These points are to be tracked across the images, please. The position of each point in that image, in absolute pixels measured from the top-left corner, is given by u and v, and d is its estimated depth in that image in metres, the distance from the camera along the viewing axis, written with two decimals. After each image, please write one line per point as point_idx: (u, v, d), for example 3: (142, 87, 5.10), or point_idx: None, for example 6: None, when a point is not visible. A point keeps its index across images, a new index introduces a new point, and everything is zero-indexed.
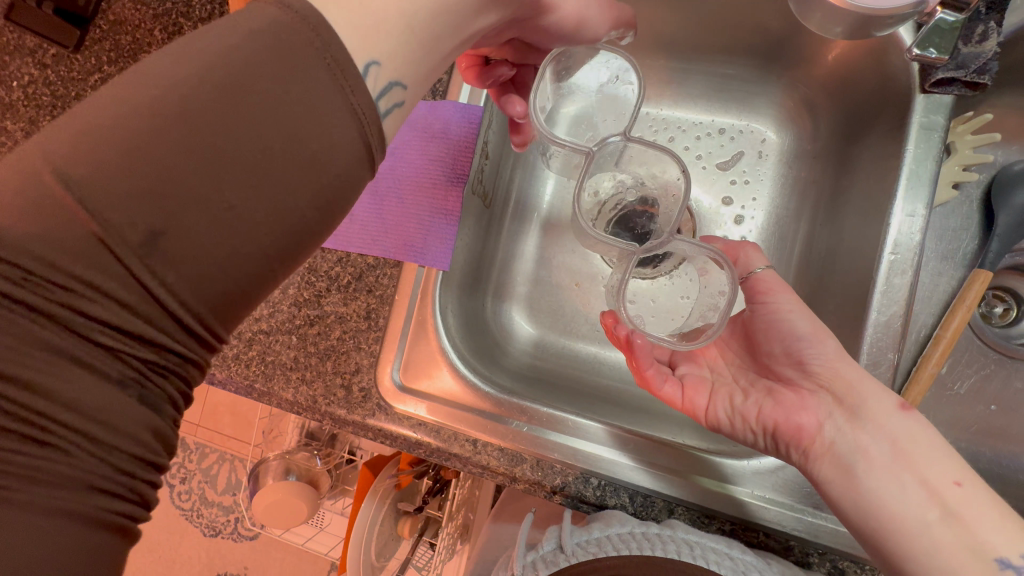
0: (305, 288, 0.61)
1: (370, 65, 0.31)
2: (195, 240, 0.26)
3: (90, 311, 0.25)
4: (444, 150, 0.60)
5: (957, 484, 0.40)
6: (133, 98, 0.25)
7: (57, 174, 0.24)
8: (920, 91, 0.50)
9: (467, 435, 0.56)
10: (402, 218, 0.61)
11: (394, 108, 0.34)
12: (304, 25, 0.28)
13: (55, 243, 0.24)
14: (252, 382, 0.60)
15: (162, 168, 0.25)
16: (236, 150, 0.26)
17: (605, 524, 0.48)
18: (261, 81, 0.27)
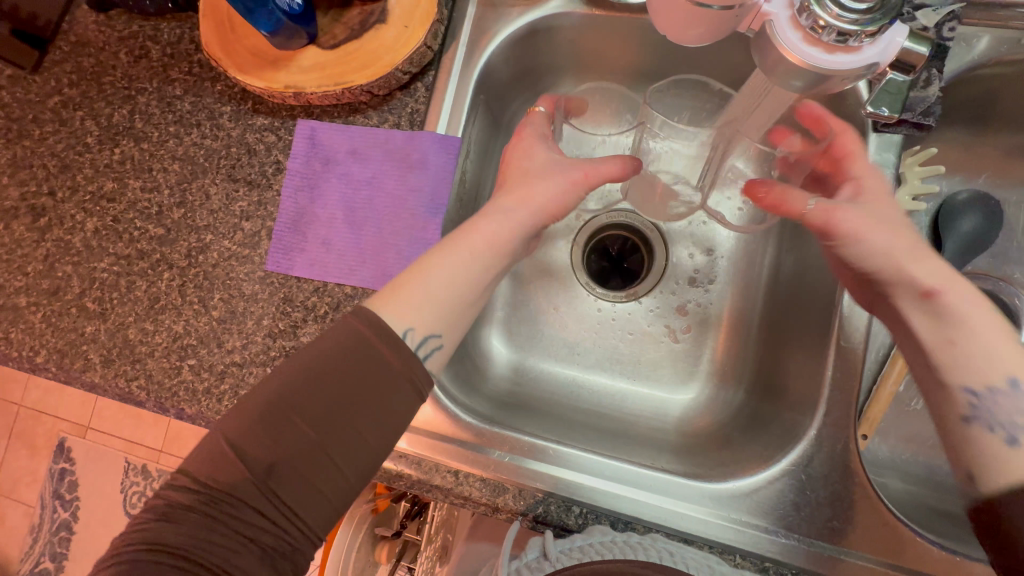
0: (280, 318, 0.61)
1: (407, 332, 0.44)
2: (313, 483, 0.40)
3: (270, 487, 0.39)
4: (423, 180, 0.60)
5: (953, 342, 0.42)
6: (298, 384, 0.41)
7: (272, 405, 0.40)
8: (873, 130, 0.54)
9: (449, 466, 0.56)
10: (381, 247, 0.60)
11: (433, 352, 0.46)
12: (370, 335, 0.43)
13: (297, 391, 0.40)
14: (223, 416, 0.61)
15: (332, 362, 0.41)
16: (326, 388, 0.41)
17: (587, 533, 0.50)
18: (346, 353, 0.42)
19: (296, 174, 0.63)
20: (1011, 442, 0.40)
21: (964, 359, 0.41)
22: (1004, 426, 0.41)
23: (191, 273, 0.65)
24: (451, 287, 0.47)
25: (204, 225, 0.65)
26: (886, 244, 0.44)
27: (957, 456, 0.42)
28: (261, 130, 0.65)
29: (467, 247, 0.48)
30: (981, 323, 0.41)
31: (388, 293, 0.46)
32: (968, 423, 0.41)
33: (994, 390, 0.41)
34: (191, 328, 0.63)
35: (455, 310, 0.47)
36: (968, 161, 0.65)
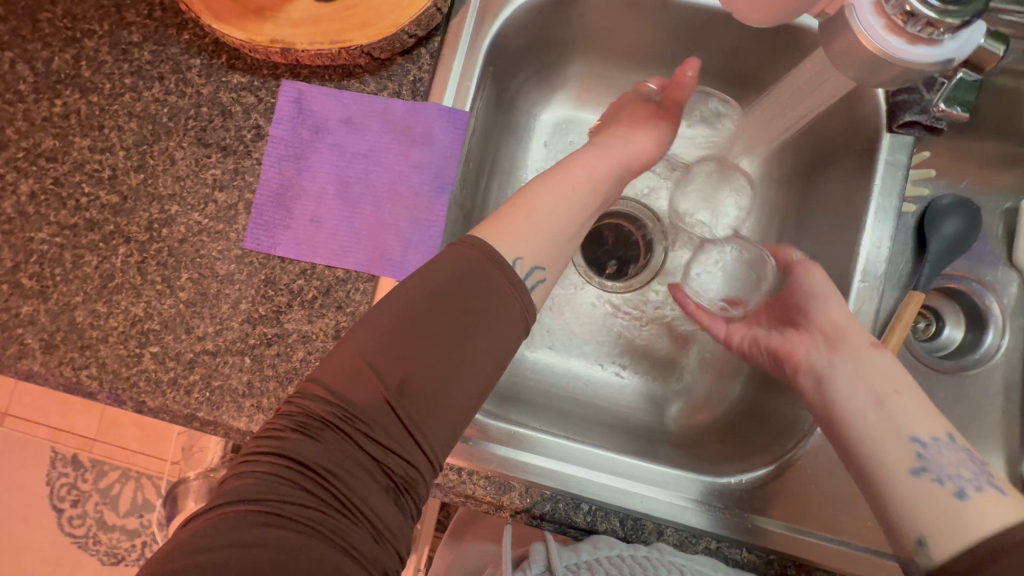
0: (261, 303, 0.55)
1: (517, 261, 0.45)
2: (443, 401, 0.40)
3: (399, 401, 0.39)
4: (426, 156, 0.55)
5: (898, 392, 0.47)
6: (431, 302, 0.41)
7: (400, 326, 0.40)
8: (887, 131, 0.54)
9: (450, 464, 0.52)
10: (378, 228, 0.55)
11: (539, 284, 0.47)
12: (490, 263, 0.43)
13: (434, 305, 0.41)
14: (193, 410, 0.54)
15: (456, 281, 0.42)
16: (472, 302, 0.41)
17: (594, 546, 0.48)
18: (482, 274, 0.43)
19: (280, 142, 0.56)
20: (959, 497, 0.42)
21: (905, 406, 0.46)
22: (961, 485, 0.42)
23: (152, 248, 0.57)
24: (564, 218, 0.50)
25: (169, 194, 0.57)
26: (838, 309, 0.53)
27: (911, 510, 0.43)
28: (238, 89, 0.58)
29: (569, 187, 0.51)
30: (905, 411, 0.46)
31: (495, 226, 0.46)
32: (915, 475, 0.43)
33: (938, 439, 0.44)
34: (153, 311, 0.56)
35: (561, 239, 0.49)
36: (952, 167, 0.68)
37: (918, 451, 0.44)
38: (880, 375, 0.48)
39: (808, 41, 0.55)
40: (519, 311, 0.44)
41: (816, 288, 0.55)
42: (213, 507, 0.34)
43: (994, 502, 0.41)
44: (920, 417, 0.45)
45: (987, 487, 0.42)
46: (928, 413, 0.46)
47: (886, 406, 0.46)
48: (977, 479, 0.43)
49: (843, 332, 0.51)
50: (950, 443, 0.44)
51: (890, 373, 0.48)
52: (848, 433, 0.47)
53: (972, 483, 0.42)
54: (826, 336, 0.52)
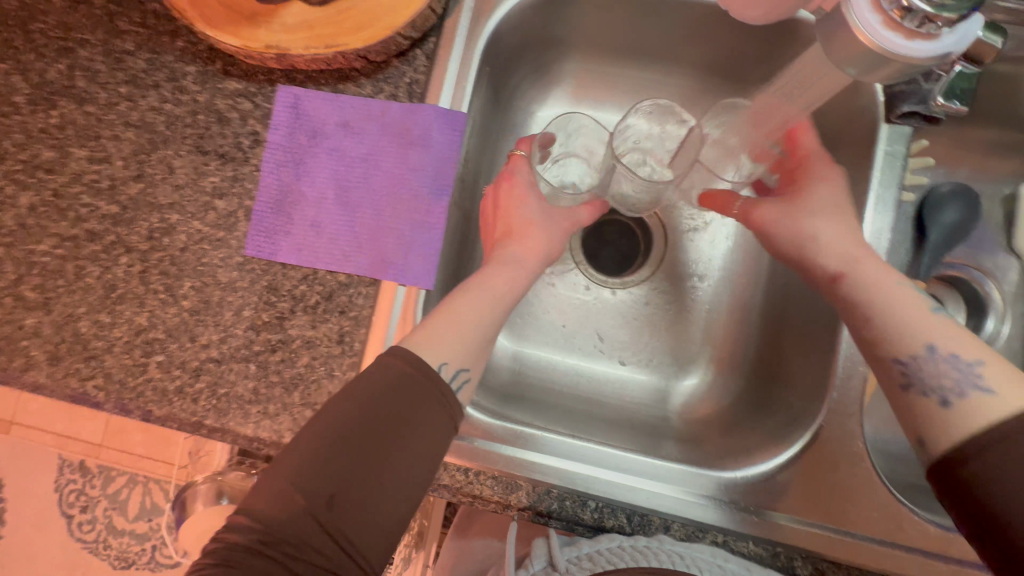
0: (264, 309, 0.55)
1: (442, 367, 0.45)
2: (370, 513, 0.39)
3: (328, 522, 0.39)
4: (424, 158, 0.55)
5: (870, 317, 0.43)
6: (348, 423, 0.41)
7: (319, 448, 0.40)
8: (885, 122, 0.53)
9: (457, 465, 0.53)
10: (378, 231, 0.55)
11: (466, 383, 0.46)
12: (412, 371, 0.43)
13: (362, 419, 0.41)
14: (200, 418, 0.55)
15: (361, 396, 0.41)
16: (346, 426, 0.41)
17: (595, 538, 0.49)
18: (369, 386, 0.42)
19: (277, 148, 0.56)
20: (946, 404, 0.39)
21: (883, 324, 0.43)
22: (943, 392, 0.39)
23: (154, 258, 0.57)
24: (483, 320, 0.49)
25: (168, 203, 0.57)
26: (827, 232, 0.49)
27: (905, 420, 0.41)
28: (234, 95, 0.58)
29: (493, 290, 0.51)
30: (910, 317, 0.42)
31: (416, 330, 0.47)
32: (905, 391, 0.41)
33: (958, 356, 0.40)
34: (157, 320, 0.56)
35: (479, 347, 0.48)
36: (951, 155, 0.68)
37: (908, 365, 0.41)
38: (855, 304, 0.44)
39: (805, 32, 0.55)
40: (442, 411, 0.43)
41: (803, 228, 0.50)
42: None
43: (982, 405, 0.37)
44: (923, 318, 0.42)
45: (987, 385, 0.38)
46: (932, 315, 0.42)
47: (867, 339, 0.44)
48: (968, 373, 0.39)
49: (812, 256, 0.49)
50: (952, 360, 0.40)
51: (873, 293, 0.44)
52: (860, 310, 0.44)
53: (955, 389, 0.39)
54: (817, 257, 0.49)
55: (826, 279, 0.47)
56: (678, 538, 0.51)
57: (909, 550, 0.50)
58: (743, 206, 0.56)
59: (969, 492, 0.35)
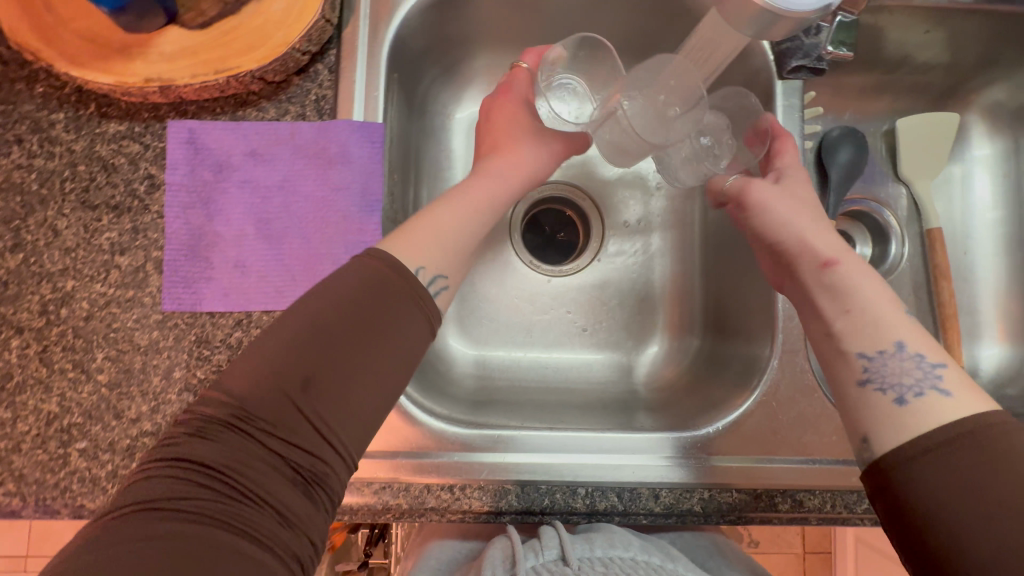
0: (197, 366, 0.51)
1: (419, 271, 0.43)
2: (349, 401, 0.37)
3: (307, 401, 0.36)
4: (347, 176, 0.52)
5: (830, 264, 0.45)
6: (323, 305, 0.38)
7: (312, 328, 0.37)
8: (779, 78, 0.57)
9: (441, 484, 0.51)
10: (311, 259, 0.52)
11: (444, 290, 0.45)
12: (389, 272, 0.41)
13: (336, 307, 0.38)
14: None
15: (342, 286, 0.39)
16: (323, 312, 0.38)
17: (608, 543, 0.50)
18: (339, 284, 0.40)
19: (180, 189, 0.51)
20: (900, 403, 0.37)
21: (858, 322, 0.41)
22: (900, 390, 0.38)
23: (53, 333, 0.50)
24: (466, 236, 0.48)
25: (59, 269, 0.51)
26: (813, 227, 0.48)
27: (854, 418, 0.40)
28: (118, 139, 0.52)
29: (468, 202, 0.50)
30: (858, 268, 0.44)
31: (398, 238, 0.45)
32: (863, 386, 0.40)
33: (920, 359, 0.39)
34: (71, 403, 0.50)
35: (459, 252, 0.47)
36: (835, 102, 0.74)
37: (871, 360, 0.40)
38: (821, 247, 0.46)
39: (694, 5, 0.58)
40: (419, 316, 0.41)
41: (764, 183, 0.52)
42: (120, 505, 0.33)
43: (940, 407, 0.36)
44: (895, 314, 0.41)
45: (946, 388, 0.37)
46: (902, 314, 0.42)
47: (830, 269, 0.44)
48: (929, 373, 0.38)
49: (787, 202, 0.50)
50: (915, 358, 0.39)
51: (833, 242, 0.46)
52: (835, 297, 0.43)
53: (912, 388, 0.38)
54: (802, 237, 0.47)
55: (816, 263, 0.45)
56: (668, 503, 0.52)
57: None
58: (737, 184, 0.54)
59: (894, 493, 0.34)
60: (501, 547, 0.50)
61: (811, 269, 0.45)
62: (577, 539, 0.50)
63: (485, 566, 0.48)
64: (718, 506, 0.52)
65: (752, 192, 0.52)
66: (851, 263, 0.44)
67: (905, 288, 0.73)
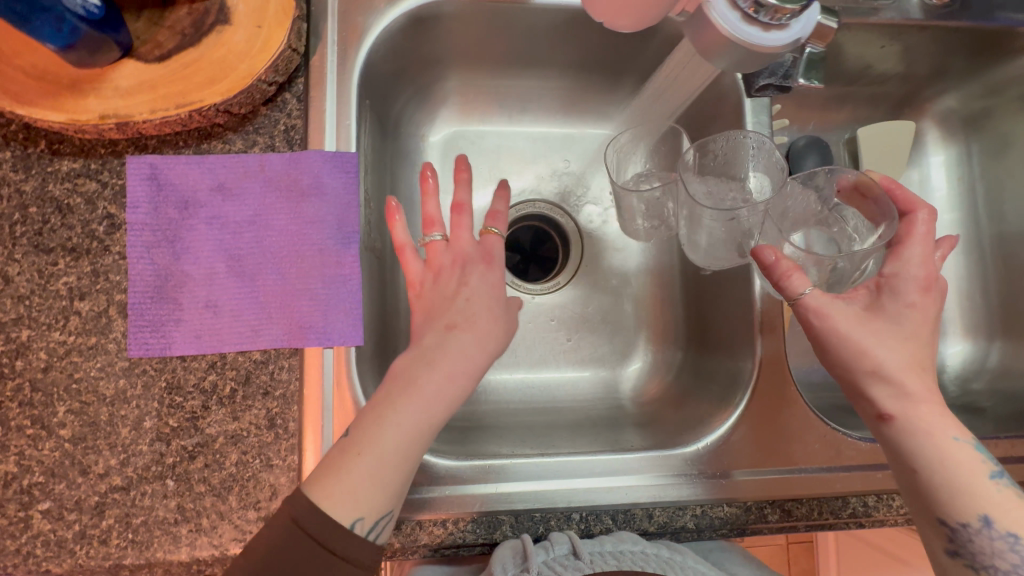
0: (169, 414, 0.48)
1: (370, 525, 0.41)
2: (355, 543, 0.41)
3: (318, 546, 0.40)
4: (322, 208, 0.51)
5: (889, 420, 0.44)
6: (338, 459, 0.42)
7: (278, 552, 0.40)
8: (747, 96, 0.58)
9: (433, 519, 0.50)
10: (287, 296, 0.50)
11: (436, 459, 0.43)
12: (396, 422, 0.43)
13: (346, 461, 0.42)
14: (118, 559, 0.46)
15: (351, 440, 0.43)
16: (339, 464, 0.42)
17: (618, 539, 0.49)
18: (351, 438, 0.43)
19: (143, 228, 0.49)
20: (997, 575, 0.41)
21: (946, 496, 0.42)
22: (998, 564, 0.41)
23: (8, 389, 0.47)
24: (403, 446, 0.42)
25: (12, 319, 0.47)
26: (892, 366, 0.43)
27: (936, 556, 0.43)
28: (72, 177, 0.49)
29: (477, 317, 0.47)
30: (938, 429, 0.43)
31: (403, 386, 0.44)
32: (954, 557, 0.42)
33: (1007, 530, 0.41)
34: (31, 461, 0.46)
35: (392, 485, 0.42)
36: (800, 113, 0.77)
37: (955, 535, 0.42)
38: (904, 401, 0.43)
39: (662, 26, 0.59)
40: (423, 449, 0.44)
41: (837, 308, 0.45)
42: None
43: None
44: (976, 478, 0.42)
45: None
46: (989, 483, 0.42)
47: (898, 426, 0.43)
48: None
49: (869, 337, 0.44)
50: (1006, 535, 0.41)
51: (917, 387, 0.44)
52: (910, 469, 0.43)
53: (1015, 565, 0.40)
54: (874, 372, 0.44)
55: (873, 417, 0.45)
56: (662, 522, 0.52)
57: (851, 469, 0.55)
58: (813, 300, 0.46)
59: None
60: (511, 544, 0.48)
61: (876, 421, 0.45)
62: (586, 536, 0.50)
63: (494, 561, 0.46)
64: (710, 521, 0.53)
65: (818, 312, 0.46)
66: (929, 435, 0.43)
67: None
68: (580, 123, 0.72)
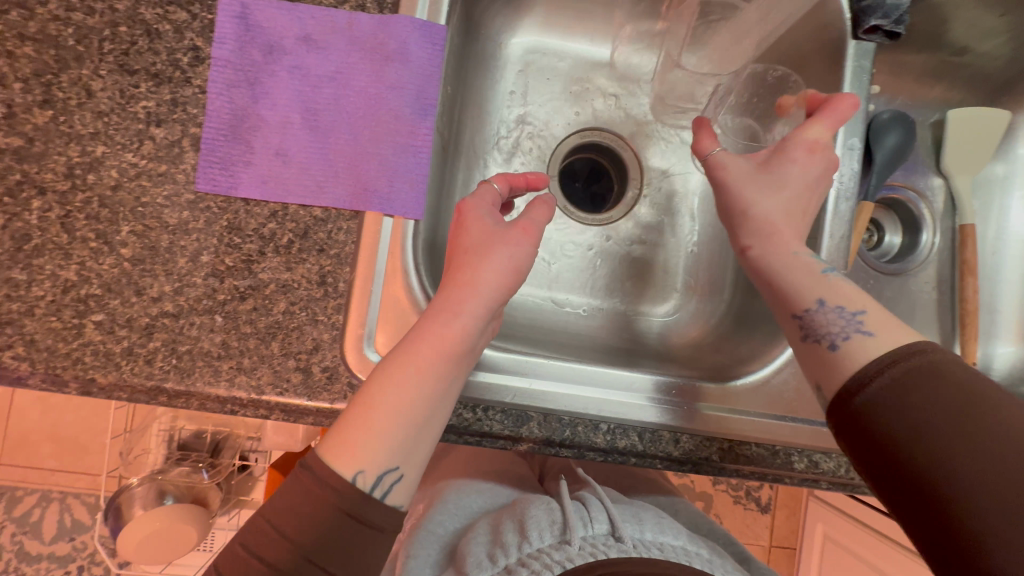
0: (226, 253, 0.49)
1: (394, 471, 0.41)
2: None
3: None
4: (402, 76, 0.50)
5: (747, 249, 0.47)
6: (288, 518, 0.39)
7: (309, 517, 0.39)
8: (853, 37, 0.56)
9: (465, 403, 0.50)
10: (356, 157, 0.50)
11: (395, 486, 0.41)
12: (352, 516, 0.40)
13: (302, 513, 0.39)
14: (158, 383, 0.47)
15: (298, 499, 0.40)
16: (289, 525, 0.39)
17: (659, 530, 0.53)
18: (290, 497, 0.40)
19: (226, 64, 0.49)
20: (832, 348, 0.40)
21: (785, 284, 0.44)
22: (831, 337, 0.41)
23: (77, 200, 0.48)
24: (409, 412, 0.42)
25: (89, 133, 0.48)
26: (767, 209, 0.47)
27: (806, 367, 0.43)
28: (164, 4, 0.49)
29: (469, 292, 0.45)
30: (801, 278, 0.44)
31: (356, 420, 0.41)
32: (804, 341, 0.42)
33: (844, 307, 0.41)
34: (90, 273, 0.47)
35: (408, 438, 0.42)
36: (890, 84, 0.74)
37: (803, 319, 0.43)
38: (773, 246, 0.46)
39: None
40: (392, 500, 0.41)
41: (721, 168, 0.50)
42: None
43: (864, 348, 0.39)
44: (815, 280, 0.44)
45: (868, 329, 0.40)
46: (818, 274, 0.44)
47: (759, 259, 0.46)
48: (851, 321, 0.40)
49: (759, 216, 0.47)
50: (838, 310, 0.41)
51: (779, 246, 0.46)
52: (769, 277, 0.46)
53: (839, 334, 0.40)
54: (746, 248, 0.48)
55: (737, 249, 0.49)
56: (687, 449, 0.52)
57: None
58: (714, 161, 0.50)
59: (884, 446, 0.35)
60: (546, 512, 0.52)
61: (748, 249, 0.47)
62: (626, 522, 0.53)
63: (533, 525, 0.51)
64: (735, 457, 0.53)
65: (718, 166, 0.50)
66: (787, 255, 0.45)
67: (928, 278, 0.74)
68: None
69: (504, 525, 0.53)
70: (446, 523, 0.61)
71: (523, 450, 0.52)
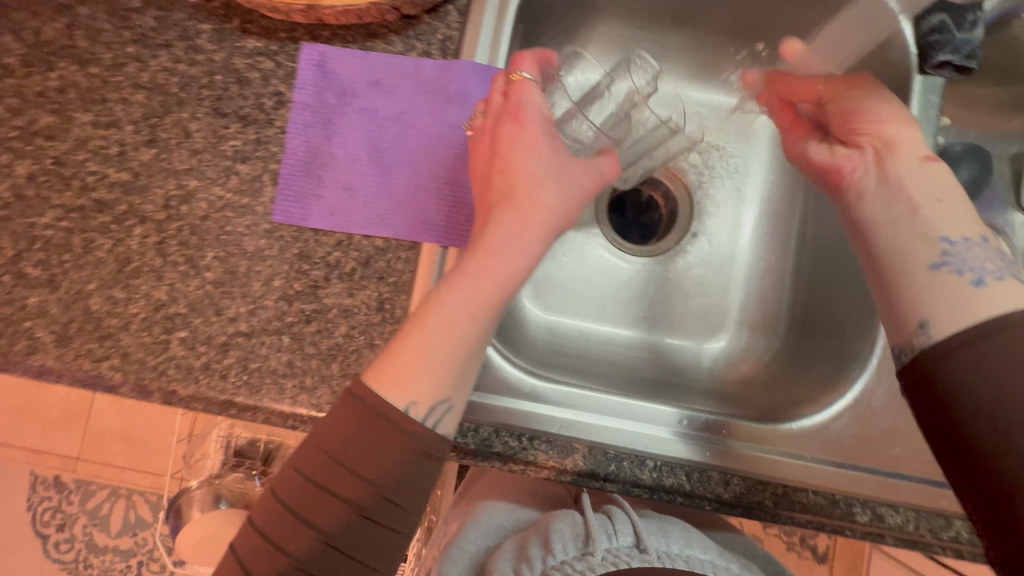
0: (295, 278, 0.53)
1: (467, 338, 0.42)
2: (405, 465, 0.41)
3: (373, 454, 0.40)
4: (462, 116, 0.53)
5: (928, 158, 0.42)
6: (410, 337, 0.42)
7: (428, 323, 0.42)
8: (920, 72, 0.55)
9: (510, 431, 0.50)
10: (416, 192, 0.53)
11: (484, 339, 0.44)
12: (466, 347, 0.43)
13: (425, 331, 0.42)
14: (230, 396, 0.51)
15: (422, 333, 0.42)
16: (405, 371, 0.42)
17: (685, 545, 0.52)
18: (412, 334, 0.42)
19: (304, 108, 0.53)
20: (977, 285, 0.37)
21: (945, 211, 0.40)
22: (977, 273, 0.38)
23: (171, 227, 0.53)
24: (508, 260, 0.44)
25: (186, 168, 0.54)
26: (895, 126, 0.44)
27: (907, 299, 0.40)
28: (254, 54, 0.55)
29: (533, 161, 0.46)
30: (960, 202, 0.41)
31: (466, 257, 0.44)
32: (932, 270, 0.39)
33: (970, 239, 0.39)
34: (178, 294, 0.52)
35: (494, 297, 0.44)
36: (962, 115, 0.71)
37: (947, 248, 0.39)
38: (926, 164, 0.42)
39: None
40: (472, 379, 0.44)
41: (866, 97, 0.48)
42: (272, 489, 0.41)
43: (1012, 291, 0.37)
44: (956, 212, 0.40)
45: (1003, 275, 0.38)
46: (965, 213, 0.40)
47: (893, 181, 0.42)
48: (1000, 268, 0.38)
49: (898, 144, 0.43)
50: (985, 242, 0.39)
51: (939, 179, 0.41)
52: (888, 206, 0.41)
53: (991, 273, 0.38)
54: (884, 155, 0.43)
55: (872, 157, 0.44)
56: (738, 492, 0.50)
57: None
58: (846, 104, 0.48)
59: (958, 429, 0.36)
60: (571, 524, 0.52)
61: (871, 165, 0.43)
62: (651, 534, 0.53)
63: (556, 538, 0.51)
64: (790, 504, 0.50)
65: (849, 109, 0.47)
66: (879, 184, 0.42)
67: None
68: (715, 89, 0.70)
69: (529, 542, 0.53)
70: (477, 541, 0.64)
71: (566, 481, 0.51)
